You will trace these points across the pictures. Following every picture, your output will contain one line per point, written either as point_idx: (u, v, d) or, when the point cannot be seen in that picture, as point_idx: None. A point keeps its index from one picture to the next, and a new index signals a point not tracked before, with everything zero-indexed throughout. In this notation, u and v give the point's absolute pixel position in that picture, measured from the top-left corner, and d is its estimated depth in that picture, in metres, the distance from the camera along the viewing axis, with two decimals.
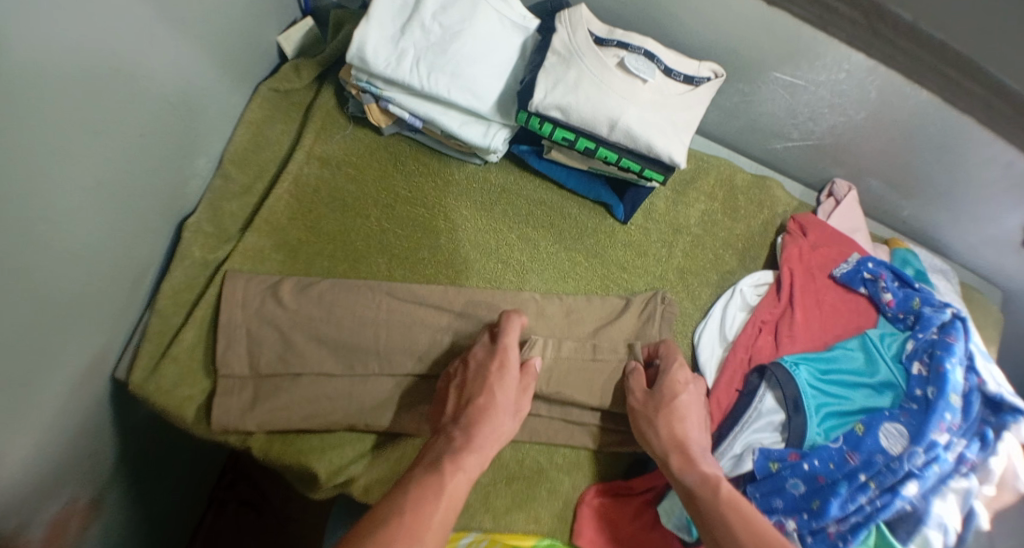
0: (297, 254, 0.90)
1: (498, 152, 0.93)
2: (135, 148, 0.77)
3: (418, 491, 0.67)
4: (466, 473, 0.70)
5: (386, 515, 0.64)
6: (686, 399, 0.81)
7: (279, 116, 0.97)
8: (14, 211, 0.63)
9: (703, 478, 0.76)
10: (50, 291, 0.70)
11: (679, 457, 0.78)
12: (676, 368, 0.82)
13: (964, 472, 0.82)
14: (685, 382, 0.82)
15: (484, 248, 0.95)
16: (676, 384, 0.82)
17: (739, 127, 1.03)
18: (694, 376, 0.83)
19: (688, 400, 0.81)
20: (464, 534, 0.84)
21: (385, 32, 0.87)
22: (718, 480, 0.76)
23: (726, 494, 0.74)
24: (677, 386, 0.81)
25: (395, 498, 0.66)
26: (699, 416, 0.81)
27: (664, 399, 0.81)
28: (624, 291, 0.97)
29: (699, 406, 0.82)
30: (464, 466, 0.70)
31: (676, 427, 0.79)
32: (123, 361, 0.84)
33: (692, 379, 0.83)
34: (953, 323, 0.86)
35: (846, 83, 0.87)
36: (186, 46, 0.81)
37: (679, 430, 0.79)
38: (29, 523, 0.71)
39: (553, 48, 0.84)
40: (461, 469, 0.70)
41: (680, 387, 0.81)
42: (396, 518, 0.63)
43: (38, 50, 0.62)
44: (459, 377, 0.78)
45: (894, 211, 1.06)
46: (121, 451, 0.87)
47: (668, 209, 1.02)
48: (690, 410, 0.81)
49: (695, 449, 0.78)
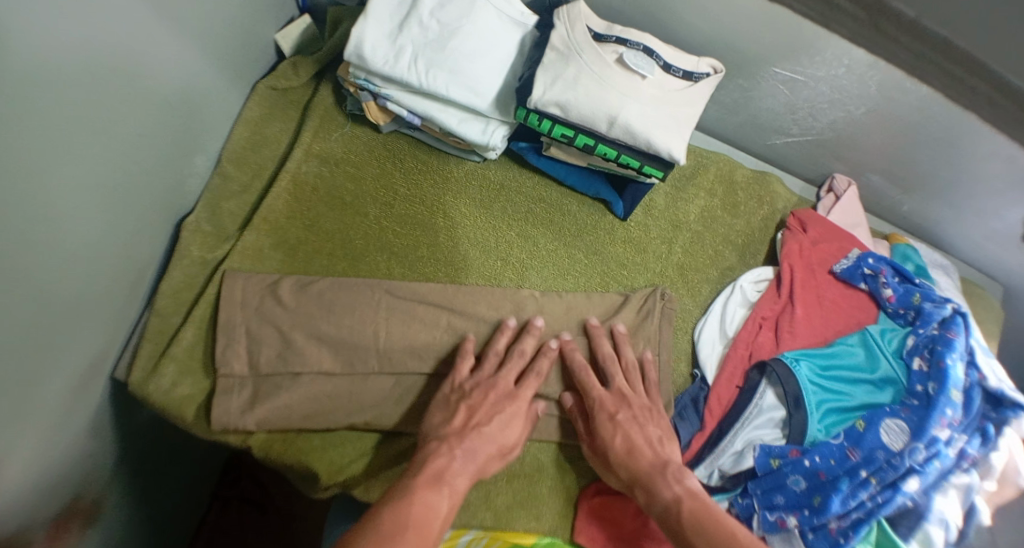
0: (296, 252, 0.90)
1: (496, 149, 0.93)
2: (133, 147, 0.77)
3: (421, 503, 0.68)
4: (458, 491, 0.73)
5: (387, 520, 0.65)
6: (621, 423, 0.81)
7: (277, 115, 0.97)
8: (14, 211, 0.63)
9: (667, 504, 0.75)
10: (50, 291, 0.69)
11: (641, 490, 0.78)
12: (595, 397, 0.83)
13: (965, 467, 0.83)
14: (612, 410, 0.82)
15: (484, 246, 0.95)
16: (606, 406, 0.82)
17: (738, 123, 1.03)
18: (615, 400, 0.83)
19: (621, 427, 0.81)
20: (464, 532, 0.84)
21: (383, 29, 0.87)
22: (679, 502, 0.74)
23: (689, 519, 0.72)
24: (607, 410, 0.82)
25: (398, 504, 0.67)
26: (641, 435, 0.81)
27: (603, 429, 0.81)
28: (624, 288, 0.96)
29: (639, 427, 0.81)
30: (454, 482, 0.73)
31: (625, 456, 0.80)
32: (123, 361, 0.84)
33: (616, 405, 0.83)
34: (954, 318, 0.86)
35: (846, 78, 0.87)
36: (183, 46, 0.81)
37: (629, 459, 0.79)
38: (30, 524, 0.71)
39: (552, 45, 0.83)
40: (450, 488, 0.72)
41: (612, 409, 0.82)
42: (400, 531, 0.64)
43: (36, 50, 0.61)
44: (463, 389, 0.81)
45: (894, 206, 1.06)
46: (122, 451, 0.87)
47: (668, 205, 1.02)
48: (630, 435, 0.80)
49: (653, 474, 0.78)
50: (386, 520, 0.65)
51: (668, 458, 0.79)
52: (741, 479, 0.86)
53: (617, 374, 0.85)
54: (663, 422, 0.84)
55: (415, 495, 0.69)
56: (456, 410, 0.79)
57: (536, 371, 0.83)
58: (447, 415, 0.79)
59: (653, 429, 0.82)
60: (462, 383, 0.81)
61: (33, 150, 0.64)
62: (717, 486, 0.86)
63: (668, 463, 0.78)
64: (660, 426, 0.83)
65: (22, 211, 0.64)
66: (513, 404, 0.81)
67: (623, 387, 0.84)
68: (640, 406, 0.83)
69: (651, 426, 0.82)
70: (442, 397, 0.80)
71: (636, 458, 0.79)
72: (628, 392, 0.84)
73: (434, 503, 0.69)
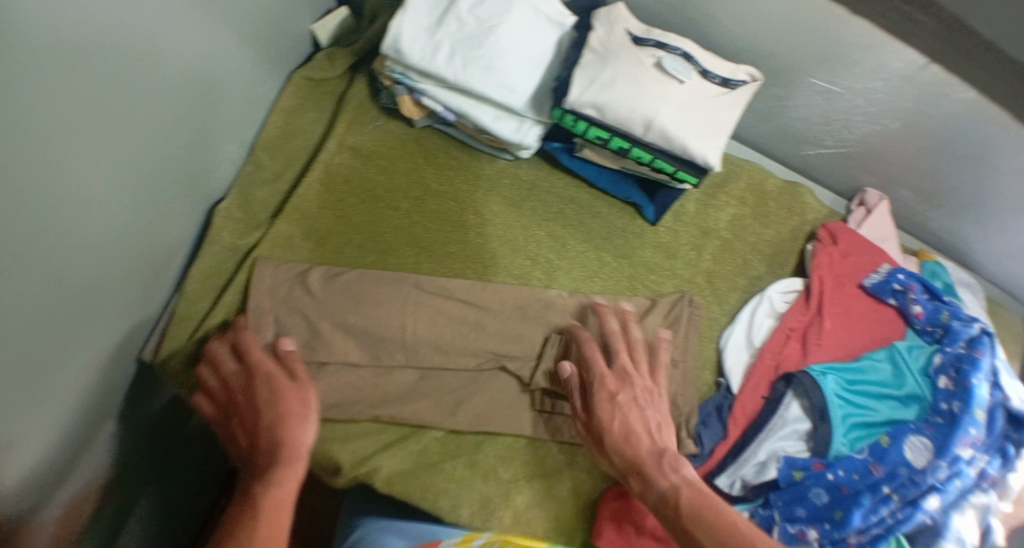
0: (325, 243, 0.90)
1: (530, 148, 0.92)
2: (166, 128, 0.77)
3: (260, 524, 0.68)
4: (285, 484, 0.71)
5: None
6: (623, 402, 0.78)
7: (311, 105, 0.97)
8: (43, 184, 0.62)
9: (664, 493, 0.73)
10: (79, 270, 0.69)
11: (637, 479, 0.75)
12: (597, 375, 0.80)
13: (985, 487, 0.83)
14: (613, 389, 0.79)
15: (513, 244, 0.95)
16: (607, 385, 0.80)
17: (770, 131, 1.02)
18: (616, 379, 0.80)
19: (620, 410, 0.78)
20: (476, 536, 0.82)
21: (422, 24, 0.86)
22: (677, 491, 0.72)
23: (687, 510, 0.70)
24: (607, 389, 0.79)
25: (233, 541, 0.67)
26: (639, 420, 0.78)
27: (602, 407, 0.79)
28: (651, 292, 0.96)
29: (638, 409, 0.79)
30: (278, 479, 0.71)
31: (621, 442, 0.77)
32: (149, 344, 0.84)
33: (617, 384, 0.80)
34: (981, 338, 0.86)
35: (882, 91, 0.86)
36: (220, 31, 0.81)
37: (624, 445, 0.77)
38: (44, 503, 0.71)
39: (590, 46, 0.84)
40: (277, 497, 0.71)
41: (614, 387, 0.79)
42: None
43: (74, 21, 0.61)
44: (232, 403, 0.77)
45: (922, 222, 1.05)
46: (140, 434, 0.87)
47: (698, 212, 1.01)
48: (628, 419, 0.78)
49: (649, 462, 0.75)
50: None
51: (665, 447, 0.77)
52: (762, 490, 0.85)
53: (620, 354, 0.82)
54: (665, 407, 0.81)
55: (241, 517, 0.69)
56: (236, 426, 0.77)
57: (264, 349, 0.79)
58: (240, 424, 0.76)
59: (653, 415, 0.79)
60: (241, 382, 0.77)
61: (66, 123, 0.64)
62: (739, 495, 0.86)
63: (665, 451, 0.76)
64: (660, 411, 0.80)
65: (51, 185, 0.63)
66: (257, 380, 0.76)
67: (628, 365, 0.81)
68: (642, 388, 0.80)
69: (651, 411, 0.79)
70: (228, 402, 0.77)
71: (631, 445, 0.76)
72: (630, 371, 0.81)
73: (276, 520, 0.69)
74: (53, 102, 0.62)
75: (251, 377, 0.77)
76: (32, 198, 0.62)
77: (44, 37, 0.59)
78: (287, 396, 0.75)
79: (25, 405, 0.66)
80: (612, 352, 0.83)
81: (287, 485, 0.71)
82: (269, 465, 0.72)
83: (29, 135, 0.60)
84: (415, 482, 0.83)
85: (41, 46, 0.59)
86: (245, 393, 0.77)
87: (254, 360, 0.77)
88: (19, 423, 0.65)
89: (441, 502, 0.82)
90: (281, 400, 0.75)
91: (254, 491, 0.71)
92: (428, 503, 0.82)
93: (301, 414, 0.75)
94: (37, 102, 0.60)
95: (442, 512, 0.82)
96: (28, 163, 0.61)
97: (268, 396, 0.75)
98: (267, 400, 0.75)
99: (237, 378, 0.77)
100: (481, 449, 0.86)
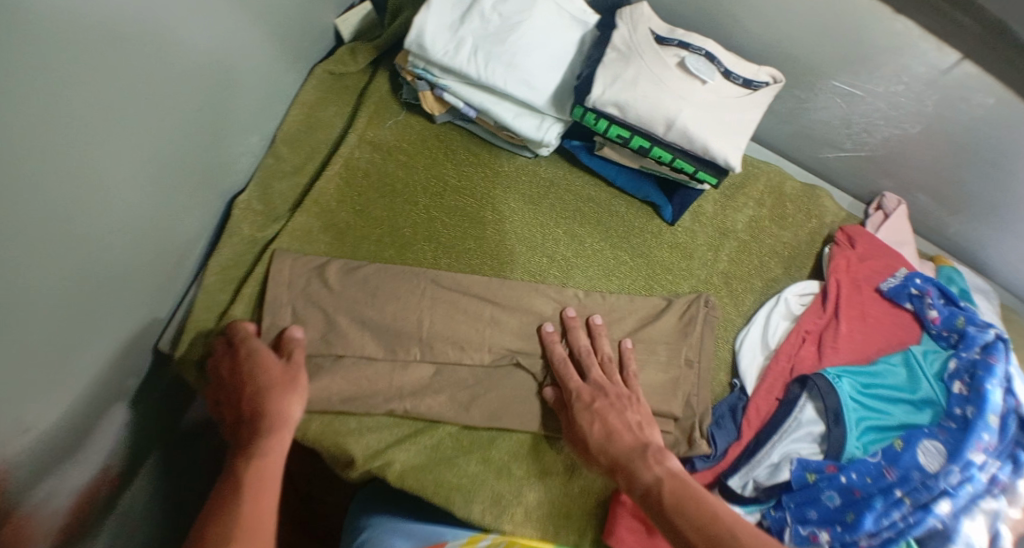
0: (344, 236, 0.90)
1: (550, 146, 0.93)
2: (191, 118, 0.77)
3: (247, 499, 0.67)
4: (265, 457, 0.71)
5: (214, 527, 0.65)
6: (598, 408, 0.80)
7: (333, 99, 0.97)
8: (66, 170, 0.63)
9: (648, 486, 0.73)
10: (102, 256, 0.70)
11: (624, 475, 0.76)
12: (571, 387, 0.82)
13: (995, 493, 0.83)
14: (588, 399, 0.81)
15: (531, 242, 0.95)
16: (582, 396, 0.81)
17: (790, 133, 1.02)
18: (592, 389, 0.82)
19: (599, 414, 0.80)
20: (483, 537, 0.83)
21: (445, 20, 0.86)
22: (660, 483, 0.72)
23: (669, 502, 0.70)
24: (583, 399, 0.81)
25: (220, 514, 0.66)
26: (619, 420, 0.79)
27: (582, 412, 0.80)
28: (667, 292, 0.96)
29: (615, 411, 0.80)
30: (260, 452, 0.71)
31: (604, 443, 0.78)
32: (166, 334, 0.84)
33: (592, 393, 0.81)
34: (996, 343, 0.86)
35: (904, 95, 0.86)
36: (244, 22, 0.81)
37: (608, 445, 0.78)
38: (57, 488, 0.72)
39: (613, 44, 0.83)
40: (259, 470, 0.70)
41: (588, 398, 0.81)
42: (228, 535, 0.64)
43: (98, 10, 0.61)
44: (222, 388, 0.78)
45: (939, 227, 1.05)
46: (155, 423, 0.88)
47: (715, 213, 1.02)
48: (607, 421, 0.79)
49: (634, 459, 0.76)
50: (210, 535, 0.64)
51: (648, 441, 0.78)
52: (775, 492, 0.85)
53: (594, 367, 0.84)
54: (643, 408, 0.83)
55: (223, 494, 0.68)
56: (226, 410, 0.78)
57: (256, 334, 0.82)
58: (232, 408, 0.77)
59: (633, 415, 0.80)
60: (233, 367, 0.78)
61: (89, 111, 0.64)
62: (751, 496, 0.86)
63: (648, 446, 0.77)
64: (640, 411, 0.82)
65: (73, 173, 0.64)
66: (248, 359, 0.78)
67: (600, 377, 0.83)
68: (618, 394, 0.82)
69: (630, 412, 0.81)
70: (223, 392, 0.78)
71: (615, 445, 0.78)
72: (605, 381, 0.83)
73: (263, 494, 0.68)
74: (77, 90, 0.62)
75: (240, 360, 0.78)
76: (53, 185, 0.62)
77: (67, 25, 0.59)
78: (275, 375, 0.77)
79: (41, 391, 0.66)
80: (584, 367, 0.85)
81: (269, 461, 0.71)
82: (253, 441, 0.72)
83: (50, 122, 0.60)
84: (428, 477, 0.83)
85: (64, 34, 0.59)
86: (234, 377, 0.78)
87: (245, 345, 0.79)
88: (38, 406, 0.66)
89: (454, 497, 0.82)
90: (269, 378, 0.76)
91: (237, 466, 0.70)
92: (440, 498, 0.82)
93: (288, 390, 0.76)
94: (60, 89, 0.60)
95: (454, 507, 0.82)
96: (49, 150, 0.61)
97: (258, 377, 0.76)
98: (253, 379, 0.76)
99: (229, 364, 0.79)
100: (496, 446, 0.87)
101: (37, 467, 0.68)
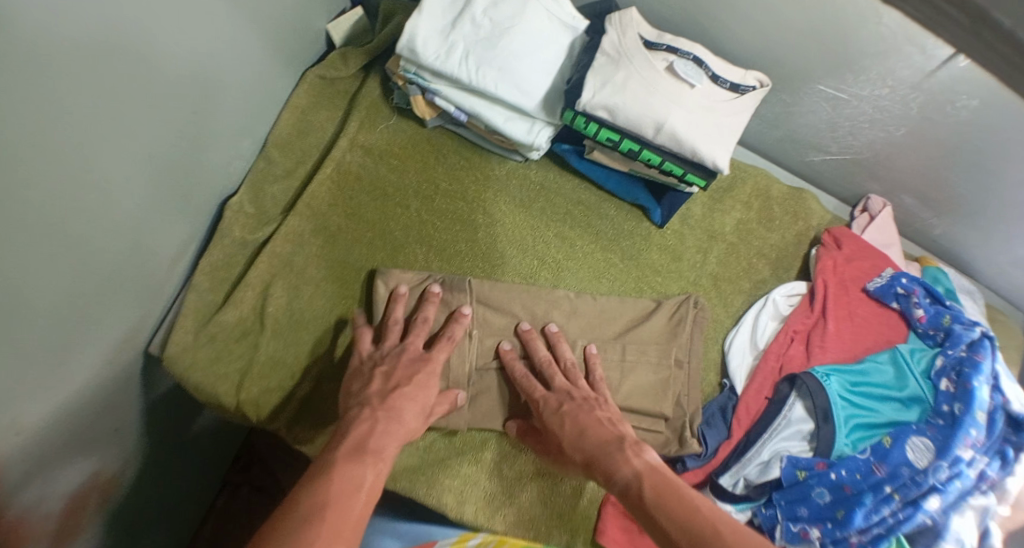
0: (336, 240, 0.92)
1: (540, 149, 0.94)
2: (185, 120, 0.77)
3: (365, 492, 0.66)
4: (387, 458, 0.70)
5: (307, 500, 0.63)
6: (565, 411, 0.80)
7: (324, 103, 0.98)
8: (58, 173, 0.63)
9: (627, 481, 0.71)
10: (96, 259, 0.70)
11: (603, 476, 0.74)
12: (536, 397, 0.81)
13: (984, 489, 0.84)
14: (555, 404, 0.80)
15: (521, 244, 0.96)
16: (548, 403, 0.81)
17: (778, 137, 1.04)
18: (557, 395, 0.81)
19: (569, 416, 0.79)
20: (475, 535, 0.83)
21: (437, 25, 0.88)
22: (639, 478, 0.71)
23: (649, 496, 0.69)
24: (550, 405, 0.80)
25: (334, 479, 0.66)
26: (589, 418, 0.79)
27: (552, 417, 0.80)
28: (657, 294, 0.98)
29: (587, 412, 0.80)
30: (385, 454, 0.70)
31: (577, 441, 0.78)
32: (156, 337, 0.83)
33: (559, 398, 0.81)
34: (982, 341, 0.87)
35: (888, 98, 0.88)
36: (236, 29, 0.81)
37: (581, 443, 0.77)
38: (47, 492, 0.70)
39: (603, 49, 0.85)
40: (382, 459, 0.70)
41: (553, 404, 0.81)
42: (317, 512, 0.61)
43: (88, 12, 0.62)
44: (388, 365, 0.79)
45: (925, 229, 1.07)
46: (147, 431, 0.86)
47: (704, 216, 1.03)
48: (578, 419, 0.79)
49: (612, 453, 0.75)
50: (307, 501, 0.63)
51: (622, 434, 0.77)
52: (766, 489, 0.87)
53: (556, 375, 0.83)
54: (612, 408, 0.83)
55: (337, 470, 0.66)
56: (373, 376, 0.78)
57: (447, 336, 0.83)
58: (364, 382, 0.78)
59: (602, 413, 0.80)
60: (398, 352, 0.81)
61: (80, 113, 0.64)
62: (742, 495, 0.88)
63: (623, 440, 0.76)
64: (609, 410, 0.82)
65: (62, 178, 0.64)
66: (428, 365, 0.80)
67: (565, 385, 0.83)
68: (584, 397, 0.82)
69: (599, 412, 0.80)
70: (373, 367, 0.79)
71: (589, 441, 0.77)
72: (570, 387, 0.83)
73: (369, 481, 0.67)
74: (69, 94, 0.62)
75: (424, 359, 0.81)
76: (45, 186, 0.62)
77: (60, 27, 0.59)
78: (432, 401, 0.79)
79: (35, 391, 0.66)
80: (546, 376, 0.84)
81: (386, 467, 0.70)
82: (393, 431, 0.73)
83: (43, 125, 0.61)
84: (419, 479, 0.84)
85: (59, 38, 0.59)
86: (410, 368, 0.79)
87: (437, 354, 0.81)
88: (28, 408, 0.65)
89: (445, 499, 0.83)
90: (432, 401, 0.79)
91: (371, 447, 0.70)
92: (433, 499, 0.83)
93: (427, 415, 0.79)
94: (53, 90, 0.61)
95: (447, 508, 0.83)
96: (46, 155, 0.61)
97: (420, 383, 0.78)
98: (421, 388, 0.78)
99: (415, 352, 0.81)
100: (488, 447, 0.88)
101: (30, 472, 0.67)
